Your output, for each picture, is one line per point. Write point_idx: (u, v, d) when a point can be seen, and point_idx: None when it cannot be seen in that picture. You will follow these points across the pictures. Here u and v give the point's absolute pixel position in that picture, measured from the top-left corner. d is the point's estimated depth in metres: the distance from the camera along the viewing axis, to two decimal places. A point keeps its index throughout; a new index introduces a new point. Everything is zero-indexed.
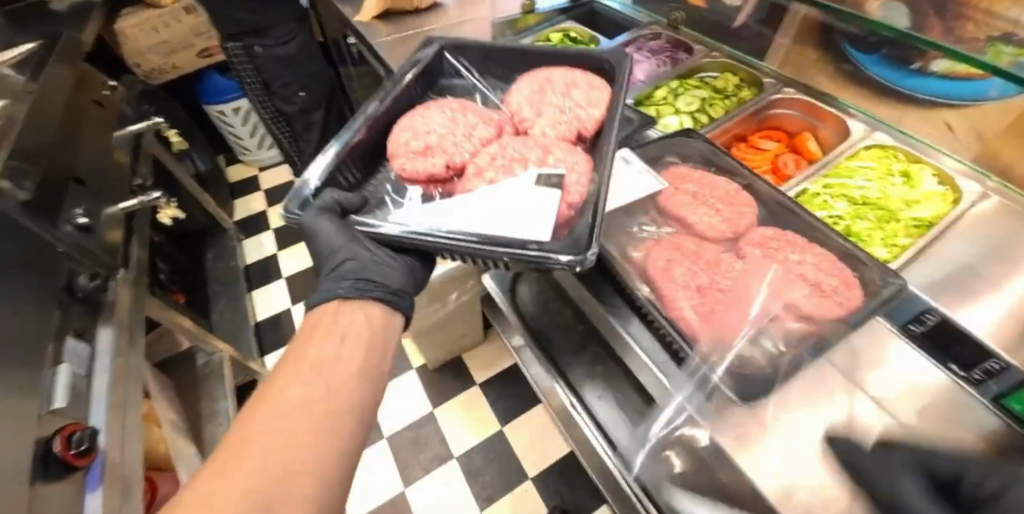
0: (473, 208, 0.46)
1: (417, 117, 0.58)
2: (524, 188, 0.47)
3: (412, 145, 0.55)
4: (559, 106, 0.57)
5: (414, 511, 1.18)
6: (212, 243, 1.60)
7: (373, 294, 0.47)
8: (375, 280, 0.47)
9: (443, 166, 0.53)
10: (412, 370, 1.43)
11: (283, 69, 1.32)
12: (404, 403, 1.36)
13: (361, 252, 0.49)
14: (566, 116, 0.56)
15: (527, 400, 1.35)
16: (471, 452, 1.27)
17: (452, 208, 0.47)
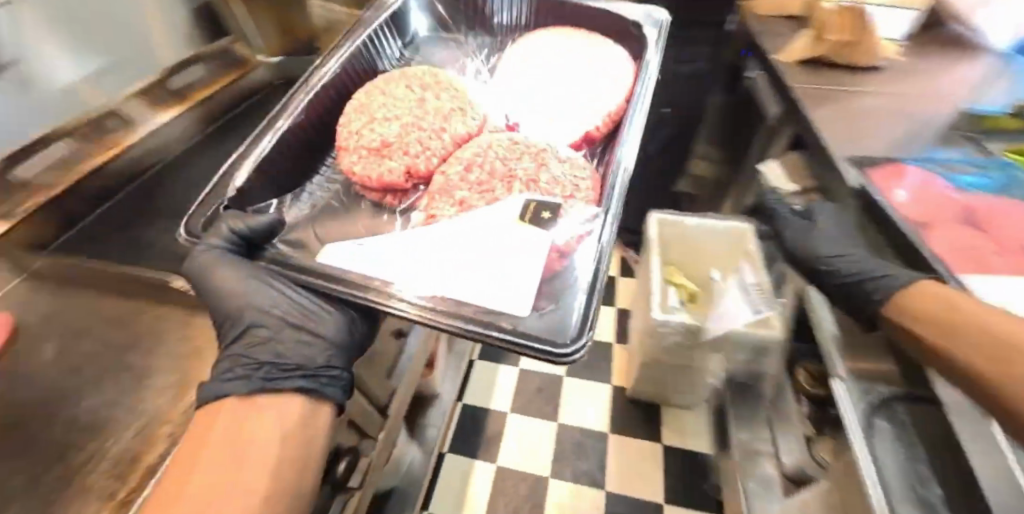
0: (431, 242, 0.48)
1: (380, 101, 0.61)
2: (503, 224, 0.49)
3: (370, 142, 0.57)
4: (421, 92, 0.62)
5: (548, 503, 1.21)
6: None
7: (285, 376, 0.44)
8: (289, 364, 0.44)
9: (403, 174, 0.54)
10: (606, 385, 1.43)
11: (670, 84, 1.40)
12: (586, 407, 1.38)
13: (267, 317, 0.44)
14: (407, 76, 0.65)
15: (704, 495, 1.21)
16: (623, 497, 1.21)
17: (410, 245, 0.48)
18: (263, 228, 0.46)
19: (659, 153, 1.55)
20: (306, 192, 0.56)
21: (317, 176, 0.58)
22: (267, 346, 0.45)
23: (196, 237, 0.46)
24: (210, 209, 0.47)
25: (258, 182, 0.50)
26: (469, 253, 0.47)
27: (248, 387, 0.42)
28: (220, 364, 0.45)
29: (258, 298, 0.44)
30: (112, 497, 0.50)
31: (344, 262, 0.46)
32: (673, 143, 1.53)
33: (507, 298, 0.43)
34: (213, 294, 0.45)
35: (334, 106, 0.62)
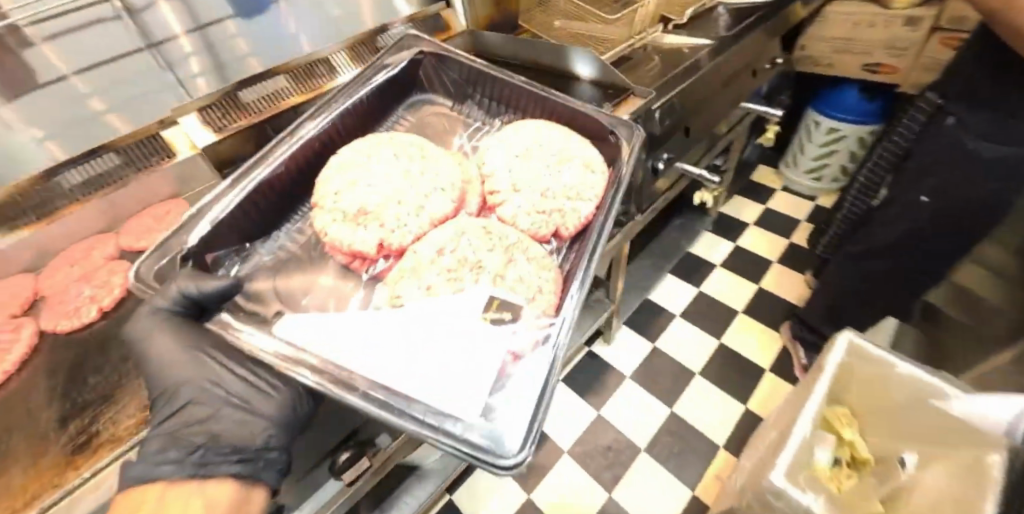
0: (387, 330, 0.53)
1: (362, 179, 0.68)
2: (459, 314, 0.54)
3: (352, 207, 0.65)
4: (403, 164, 0.71)
5: None
6: (685, 213, 1.65)
7: (226, 461, 0.53)
8: (227, 449, 0.54)
9: (375, 245, 0.63)
10: (688, 490, 1.16)
11: (950, 165, 0.97)
12: (652, 500, 1.15)
13: (210, 393, 0.56)
14: (398, 143, 0.74)
15: None
16: None
17: (369, 326, 0.53)
18: (213, 292, 0.56)
19: (917, 235, 1.05)
20: (273, 239, 0.69)
21: (288, 224, 0.71)
22: (206, 426, 0.55)
23: (150, 286, 0.57)
24: (164, 259, 0.59)
25: (218, 238, 0.62)
26: (421, 349, 0.51)
27: (180, 471, 0.51)
28: (154, 440, 0.53)
29: (201, 380, 0.56)
30: (145, 411, 0.63)
31: (302, 338, 0.53)
32: (921, 250, 1.06)
33: (460, 401, 0.47)
34: (158, 370, 0.56)
35: (311, 165, 0.72)
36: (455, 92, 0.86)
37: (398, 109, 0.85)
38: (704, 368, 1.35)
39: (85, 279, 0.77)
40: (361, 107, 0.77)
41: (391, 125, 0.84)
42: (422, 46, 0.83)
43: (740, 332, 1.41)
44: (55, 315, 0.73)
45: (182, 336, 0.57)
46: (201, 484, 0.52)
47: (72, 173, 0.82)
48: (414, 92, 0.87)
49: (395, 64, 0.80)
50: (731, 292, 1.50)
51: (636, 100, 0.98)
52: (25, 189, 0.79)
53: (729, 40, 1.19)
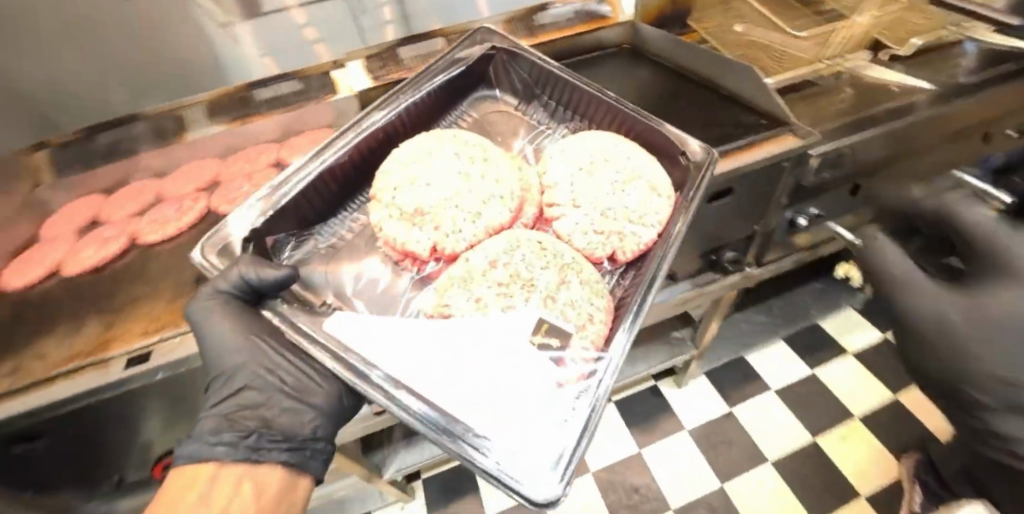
0: (427, 342, 0.54)
1: (424, 181, 0.69)
2: (499, 330, 0.54)
3: (409, 202, 0.67)
4: (461, 163, 0.71)
5: None
6: (830, 280, 1.41)
7: (271, 449, 0.59)
8: (275, 437, 0.60)
9: (427, 250, 0.65)
10: None
11: None
12: None
13: (265, 381, 0.61)
14: (465, 142, 0.74)
15: None
16: None
17: (409, 336, 0.54)
18: (272, 280, 0.57)
19: None
20: (332, 226, 0.71)
21: (347, 211, 0.73)
22: (259, 412, 0.61)
23: (212, 265, 0.61)
24: (225, 241, 0.62)
25: (280, 222, 0.64)
26: (467, 362, 0.52)
27: (238, 456, 0.57)
28: (205, 423, 0.60)
29: (257, 367, 0.61)
30: None
31: (348, 334, 0.55)
32: None
33: (501, 427, 0.47)
34: (218, 350, 0.61)
35: (371, 156, 0.74)
36: (522, 92, 0.86)
37: (466, 105, 0.86)
38: (779, 456, 1.20)
39: (245, 176, 0.96)
40: (429, 101, 0.79)
41: (459, 120, 0.85)
42: (493, 41, 0.84)
43: (840, 437, 1.22)
44: (218, 196, 0.93)
45: (241, 320, 0.62)
46: (252, 472, 0.57)
47: (258, 93, 0.99)
48: (481, 87, 0.87)
49: (468, 58, 0.81)
50: (849, 386, 1.30)
51: (791, 141, 0.82)
52: (227, 96, 0.98)
53: (971, 86, 0.92)
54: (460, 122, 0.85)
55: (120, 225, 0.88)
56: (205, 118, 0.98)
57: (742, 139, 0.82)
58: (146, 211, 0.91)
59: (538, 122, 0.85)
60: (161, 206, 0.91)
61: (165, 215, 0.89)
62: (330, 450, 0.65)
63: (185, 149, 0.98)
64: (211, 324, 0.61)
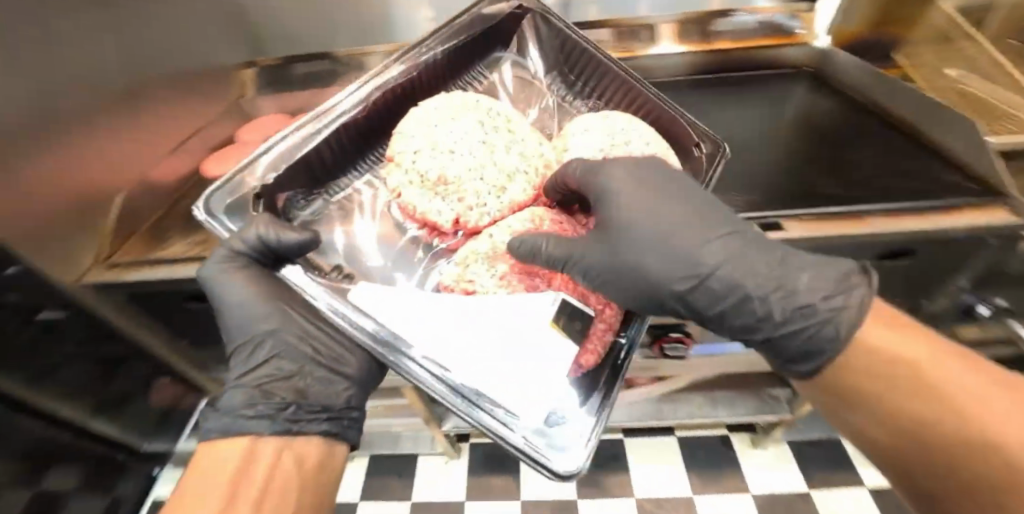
0: (448, 318, 0.53)
1: (443, 141, 0.64)
2: (509, 308, 0.53)
3: (433, 164, 0.62)
4: (489, 130, 0.65)
5: None
6: None
7: (307, 417, 0.58)
8: (313, 405, 0.59)
9: (450, 220, 0.62)
10: None
11: None
12: None
13: (297, 350, 0.62)
14: (490, 112, 0.68)
15: None
16: None
17: (428, 314, 0.53)
18: (288, 245, 0.55)
19: None
20: (345, 180, 0.69)
21: (356, 171, 0.70)
22: (291, 382, 0.60)
23: (218, 221, 0.60)
24: (235, 196, 0.60)
25: (290, 181, 0.63)
26: (490, 340, 0.51)
27: (275, 427, 0.56)
28: (232, 397, 0.58)
29: (290, 334, 0.62)
30: None
31: (368, 304, 0.55)
32: None
33: (528, 405, 0.50)
34: (248, 313, 0.62)
35: (385, 113, 0.71)
36: (551, 62, 0.81)
37: (483, 67, 0.82)
38: None
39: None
40: (447, 62, 0.76)
41: (477, 82, 0.81)
42: (523, 3, 0.80)
43: None
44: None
45: (260, 279, 0.61)
46: (290, 444, 0.57)
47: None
48: (498, 47, 0.83)
49: (499, 14, 0.79)
50: None
51: (1006, 216, 0.68)
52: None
53: None
54: (477, 82, 0.81)
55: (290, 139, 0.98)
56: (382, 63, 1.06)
57: (941, 199, 0.71)
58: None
59: (562, 94, 0.81)
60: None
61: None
62: (364, 419, 0.64)
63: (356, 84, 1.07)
64: (232, 288, 0.61)
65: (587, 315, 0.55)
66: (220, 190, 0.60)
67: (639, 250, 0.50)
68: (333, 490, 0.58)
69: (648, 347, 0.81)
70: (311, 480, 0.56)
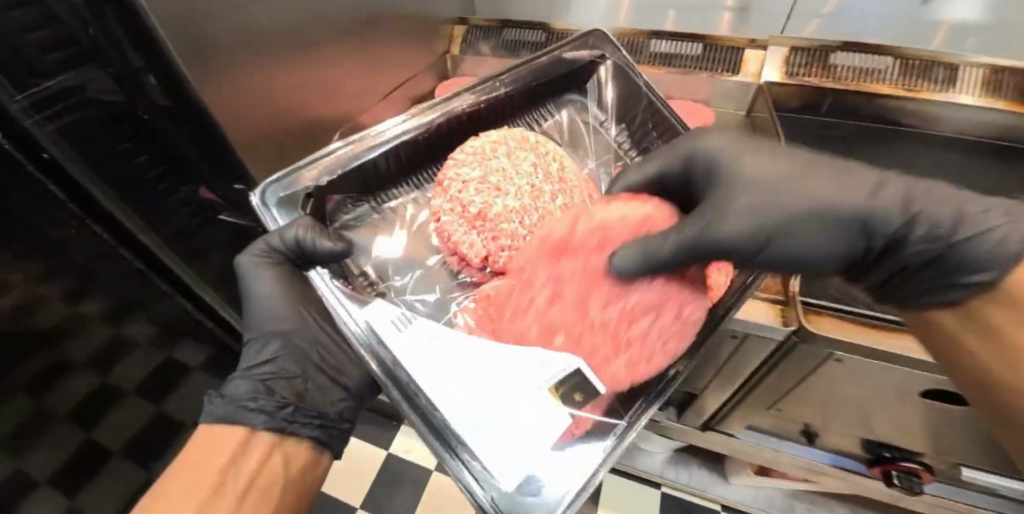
0: (444, 360, 0.43)
1: (495, 172, 0.52)
2: (509, 361, 0.42)
3: (477, 193, 0.50)
4: (540, 175, 0.52)
5: None
6: None
7: (300, 421, 0.61)
8: (309, 410, 0.62)
9: (479, 258, 0.49)
10: None
11: None
12: None
13: (306, 352, 0.63)
14: (541, 152, 0.54)
15: None
16: None
17: (432, 345, 0.44)
18: (326, 253, 0.48)
19: None
20: (389, 194, 0.55)
21: (408, 185, 0.56)
22: (292, 382, 0.61)
23: (268, 213, 0.51)
24: (288, 190, 0.50)
25: (343, 184, 0.51)
26: (484, 397, 0.41)
27: (270, 423, 0.59)
28: (239, 385, 0.60)
29: (302, 335, 0.62)
30: None
31: (386, 330, 0.45)
32: None
33: (512, 462, 0.41)
34: (265, 311, 0.61)
35: (446, 141, 0.57)
36: (621, 111, 0.63)
37: (551, 105, 0.64)
38: None
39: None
40: (522, 95, 0.60)
41: (540, 120, 0.63)
42: (608, 51, 0.63)
43: None
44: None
45: (286, 279, 0.59)
46: (281, 442, 0.61)
47: (664, 42, 0.86)
48: (572, 88, 0.65)
49: (588, 55, 0.63)
50: None
51: None
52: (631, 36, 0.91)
53: None
54: (542, 121, 0.63)
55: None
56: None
57: None
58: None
59: (626, 147, 0.62)
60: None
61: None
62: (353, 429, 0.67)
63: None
64: (261, 287, 0.59)
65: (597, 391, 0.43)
66: (271, 186, 0.50)
67: (797, 199, 0.43)
68: (315, 487, 0.65)
69: (869, 467, 0.81)
70: (295, 476, 0.62)
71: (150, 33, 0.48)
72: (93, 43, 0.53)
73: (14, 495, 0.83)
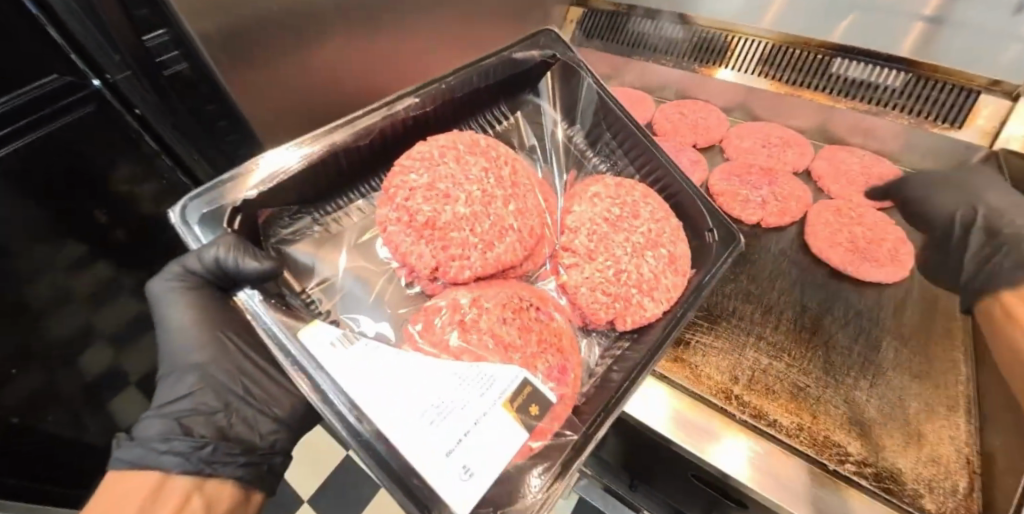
0: (388, 386, 0.29)
1: (448, 165, 0.37)
2: (462, 375, 0.31)
3: (424, 195, 0.36)
4: (490, 179, 0.38)
5: None
6: None
7: (229, 464, 0.37)
8: (235, 450, 0.38)
9: (430, 267, 0.35)
10: None
11: None
12: None
13: (229, 384, 0.39)
14: (492, 156, 0.39)
15: None
16: None
17: (375, 371, 0.30)
18: (253, 274, 0.32)
19: None
20: (336, 205, 0.39)
21: (355, 192, 0.40)
22: (213, 417, 0.38)
23: (189, 231, 0.34)
24: (214, 203, 0.34)
25: (281, 196, 0.36)
26: (438, 413, 0.29)
27: (187, 465, 0.36)
28: (151, 424, 0.38)
29: (221, 366, 0.38)
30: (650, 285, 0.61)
31: (324, 350, 0.30)
32: None
33: (474, 480, 0.28)
34: (172, 337, 0.38)
35: (392, 147, 0.42)
36: (583, 114, 0.47)
37: (504, 107, 0.47)
38: None
39: (768, 176, 0.76)
40: (472, 98, 0.44)
41: (495, 122, 0.46)
42: (559, 52, 0.48)
43: None
44: (773, 203, 0.73)
45: (207, 300, 0.38)
46: (201, 488, 0.37)
47: (853, 65, 0.73)
48: (523, 89, 0.48)
49: (535, 54, 0.47)
50: None
51: None
52: (811, 51, 0.75)
53: None
54: (497, 125, 0.46)
55: (672, 140, 0.82)
56: (755, 59, 0.79)
57: None
58: (711, 143, 0.83)
59: (581, 147, 0.47)
60: (721, 168, 0.78)
61: (750, 198, 0.73)
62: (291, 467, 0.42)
63: (696, 83, 0.86)
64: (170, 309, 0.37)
65: (553, 401, 0.32)
66: (198, 198, 0.34)
67: None
68: None
69: None
70: None
71: (175, 20, 0.50)
72: (130, 53, 0.52)
73: (111, 389, 0.84)
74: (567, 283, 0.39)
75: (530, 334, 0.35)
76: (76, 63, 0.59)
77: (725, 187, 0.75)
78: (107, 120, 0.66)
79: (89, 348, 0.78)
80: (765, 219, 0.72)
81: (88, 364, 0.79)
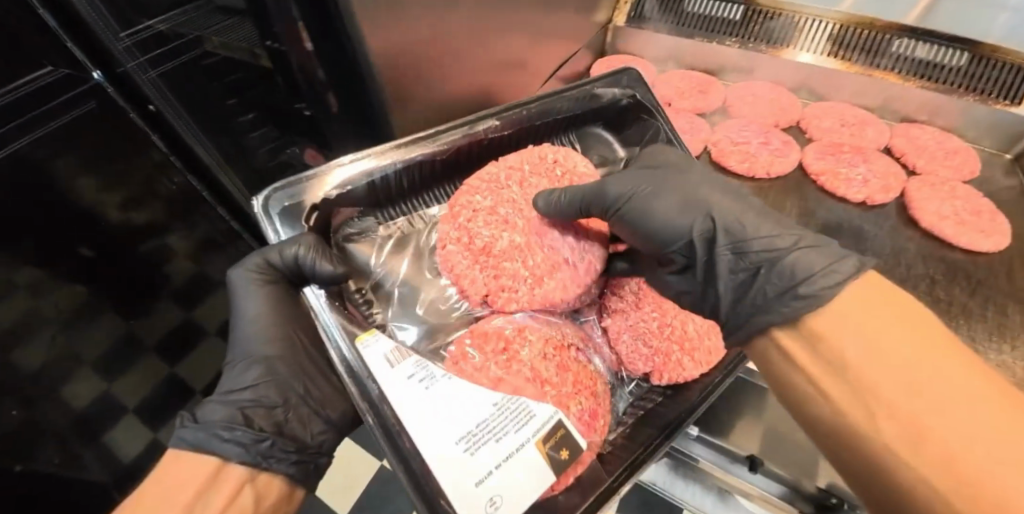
0: (438, 407, 0.29)
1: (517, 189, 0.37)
2: (503, 404, 0.30)
3: (487, 217, 0.35)
4: None
5: None
6: None
7: (287, 460, 0.36)
8: (291, 450, 0.36)
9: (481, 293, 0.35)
10: None
11: None
12: None
13: (292, 381, 0.38)
14: (557, 174, 0.38)
15: None
16: None
17: (429, 393, 0.29)
18: (325, 277, 0.32)
19: None
20: (397, 213, 0.39)
21: (415, 206, 0.40)
22: (272, 411, 0.36)
23: (268, 219, 0.34)
24: (294, 199, 0.34)
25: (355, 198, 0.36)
26: (476, 439, 0.28)
27: (248, 456, 0.34)
28: (214, 409, 0.36)
29: (286, 363, 0.38)
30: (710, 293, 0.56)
31: (379, 366, 0.30)
32: None
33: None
34: (247, 330, 0.39)
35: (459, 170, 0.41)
36: None
37: (572, 138, 0.46)
38: None
39: (860, 153, 0.72)
40: (543, 130, 0.43)
41: None
42: (644, 94, 0.46)
43: None
44: (875, 181, 0.69)
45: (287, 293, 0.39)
46: (253, 479, 0.35)
47: (919, 45, 0.68)
48: (597, 123, 0.47)
49: (620, 92, 0.45)
50: None
51: None
52: (877, 31, 0.70)
53: None
54: None
55: (756, 122, 0.76)
56: (821, 40, 0.73)
57: None
58: (790, 123, 0.78)
59: None
60: (814, 146, 0.73)
61: (852, 176, 0.69)
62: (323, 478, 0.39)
63: (755, 63, 0.80)
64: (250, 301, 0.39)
65: (582, 448, 0.32)
66: (282, 191, 0.34)
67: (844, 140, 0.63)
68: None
69: None
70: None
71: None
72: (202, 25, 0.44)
73: (108, 419, 0.61)
74: (611, 327, 0.39)
75: (568, 374, 0.33)
76: (76, 54, 0.49)
77: (822, 166, 0.70)
78: (111, 127, 0.54)
79: (73, 377, 0.56)
80: (872, 196, 0.68)
81: (76, 393, 0.56)
